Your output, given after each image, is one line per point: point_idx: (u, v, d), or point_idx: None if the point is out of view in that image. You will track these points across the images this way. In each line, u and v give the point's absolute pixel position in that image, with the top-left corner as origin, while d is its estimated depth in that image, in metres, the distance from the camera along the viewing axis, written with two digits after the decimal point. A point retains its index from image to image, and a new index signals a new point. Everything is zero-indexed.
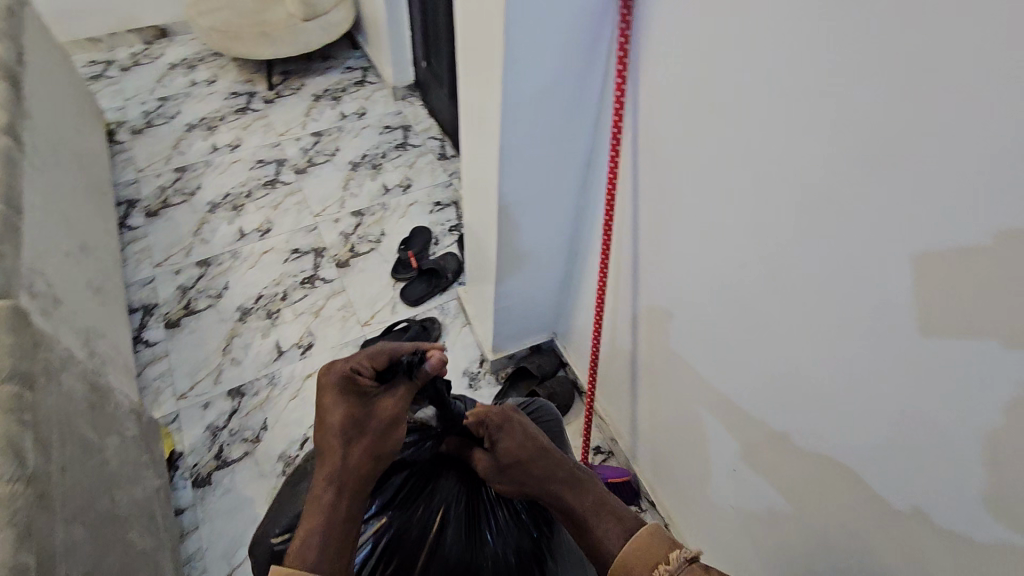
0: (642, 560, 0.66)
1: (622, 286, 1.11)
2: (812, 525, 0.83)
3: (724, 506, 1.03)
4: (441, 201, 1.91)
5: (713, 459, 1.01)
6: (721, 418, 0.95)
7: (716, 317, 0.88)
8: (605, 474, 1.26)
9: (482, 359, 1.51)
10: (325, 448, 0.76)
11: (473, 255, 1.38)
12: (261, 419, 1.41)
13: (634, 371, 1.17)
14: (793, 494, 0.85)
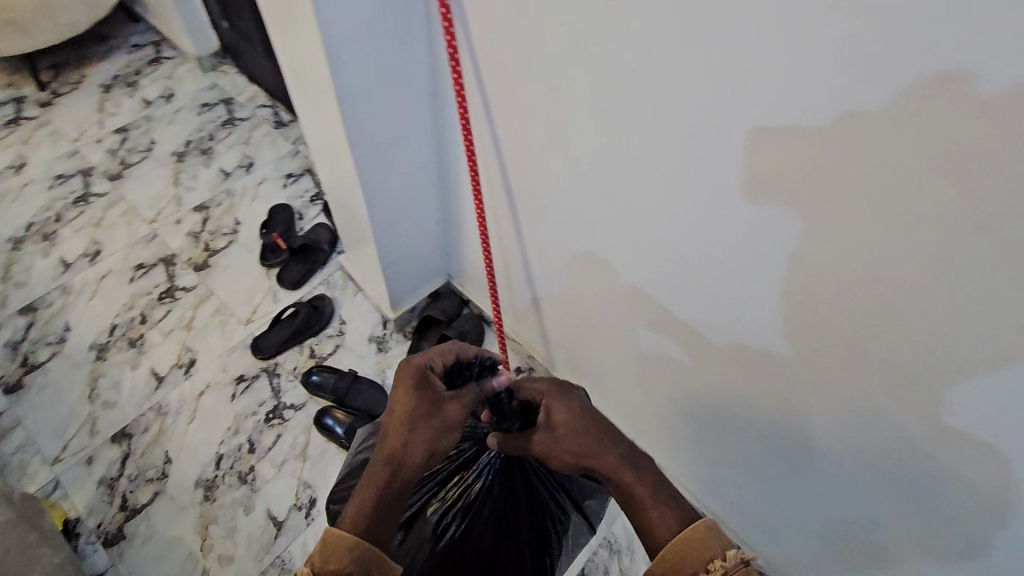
0: (690, 552, 0.57)
1: (500, 211, 1.11)
2: (716, 376, 0.91)
3: (641, 388, 1.11)
4: (292, 171, 1.75)
5: (624, 349, 1.08)
6: (621, 305, 1.00)
7: (593, 212, 0.90)
8: None
9: (385, 321, 1.46)
10: (389, 433, 0.70)
11: (343, 217, 1.30)
12: (162, 452, 1.28)
13: (532, 290, 1.20)
14: (692, 358, 0.93)
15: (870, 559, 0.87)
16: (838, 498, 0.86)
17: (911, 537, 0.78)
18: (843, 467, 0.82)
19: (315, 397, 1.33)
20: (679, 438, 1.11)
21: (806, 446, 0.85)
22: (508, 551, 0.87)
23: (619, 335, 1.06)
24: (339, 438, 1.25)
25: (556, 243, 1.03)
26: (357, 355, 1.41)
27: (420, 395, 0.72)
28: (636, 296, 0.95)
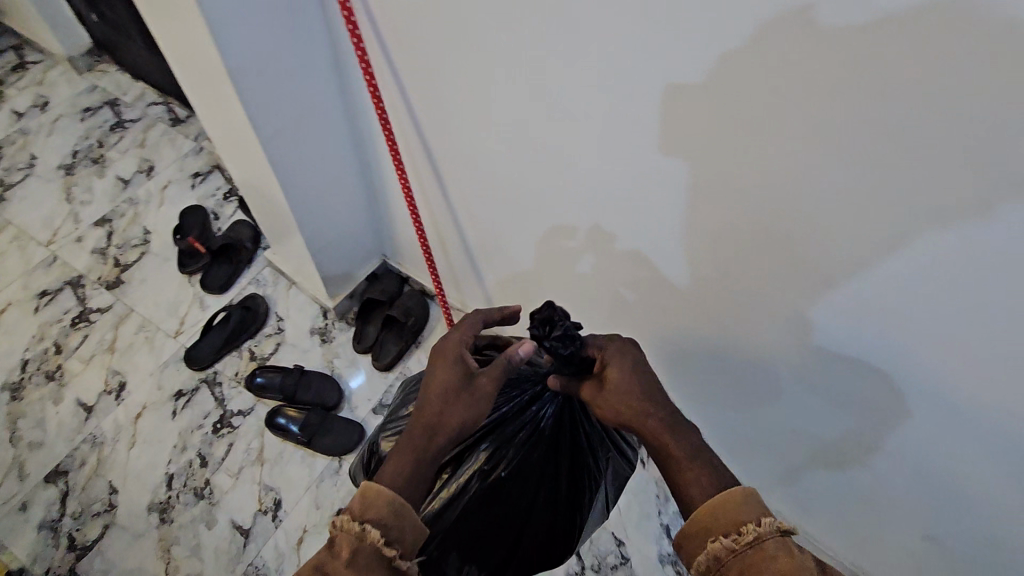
0: (723, 513, 0.58)
1: (425, 179, 1.08)
2: (657, 312, 0.94)
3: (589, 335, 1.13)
4: (199, 170, 1.64)
5: (568, 301, 1.09)
6: (557, 258, 1.01)
7: (517, 169, 0.89)
8: None
9: (325, 310, 1.41)
10: (427, 399, 0.70)
11: (262, 210, 1.23)
12: (105, 483, 1.20)
13: (471, 257, 1.20)
14: (631, 299, 0.96)
15: (813, 449, 0.96)
16: (779, 404, 0.92)
17: (845, 426, 0.86)
18: (779, 377, 0.87)
19: (263, 399, 1.28)
20: None
21: (745, 364, 0.90)
22: (545, 503, 0.84)
23: (561, 287, 1.07)
24: (295, 437, 1.21)
25: (485, 205, 1.02)
26: (301, 349, 1.37)
27: (458, 366, 0.72)
28: (572, 246, 0.96)
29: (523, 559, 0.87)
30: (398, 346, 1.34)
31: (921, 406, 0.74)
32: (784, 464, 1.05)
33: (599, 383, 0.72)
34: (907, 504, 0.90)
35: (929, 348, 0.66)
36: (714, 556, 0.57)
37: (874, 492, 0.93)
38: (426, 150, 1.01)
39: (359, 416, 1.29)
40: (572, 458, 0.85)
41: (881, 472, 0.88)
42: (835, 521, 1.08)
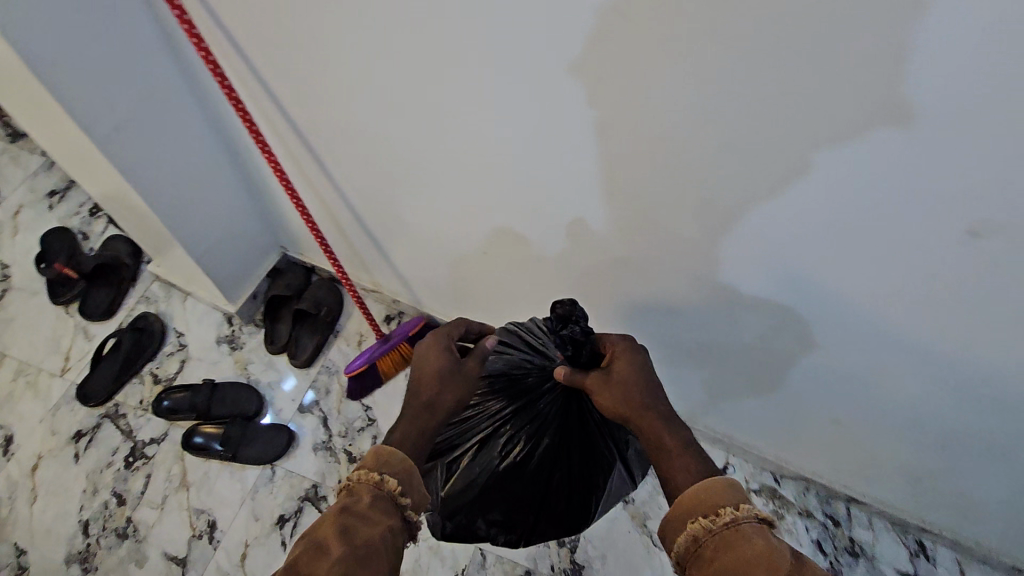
0: (704, 497, 0.64)
1: (304, 160, 1.01)
2: (563, 259, 0.94)
3: (504, 293, 1.12)
4: (53, 188, 1.46)
5: (477, 263, 1.07)
6: (457, 221, 0.98)
7: (396, 134, 0.85)
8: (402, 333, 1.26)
9: (230, 317, 1.32)
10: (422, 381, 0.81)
11: (130, 222, 1.11)
12: (11, 547, 1.09)
13: (372, 235, 1.15)
14: (536, 250, 0.95)
15: (725, 365, 1.00)
16: (691, 330, 0.95)
17: (749, 336, 0.90)
18: (685, 303, 0.90)
19: (176, 422, 1.20)
20: None
21: (652, 296, 0.92)
22: (560, 482, 0.92)
23: (468, 250, 1.05)
24: (219, 453, 1.14)
25: (373, 177, 0.97)
26: (210, 362, 1.28)
27: (447, 355, 0.84)
28: (468, 207, 0.93)
29: (541, 531, 0.95)
30: (315, 339, 1.28)
31: (807, 306, 0.78)
32: (704, 384, 1.10)
33: (606, 375, 0.79)
34: (811, 394, 0.97)
35: (805, 252, 0.70)
36: (693, 536, 0.62)
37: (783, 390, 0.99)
38: (296, 127, 0.94)
39: (286, 418, 1.23)
40: (585, 438, 0.91)
41: (786, 371, 0.94)
42: (756, 423, 1.16)
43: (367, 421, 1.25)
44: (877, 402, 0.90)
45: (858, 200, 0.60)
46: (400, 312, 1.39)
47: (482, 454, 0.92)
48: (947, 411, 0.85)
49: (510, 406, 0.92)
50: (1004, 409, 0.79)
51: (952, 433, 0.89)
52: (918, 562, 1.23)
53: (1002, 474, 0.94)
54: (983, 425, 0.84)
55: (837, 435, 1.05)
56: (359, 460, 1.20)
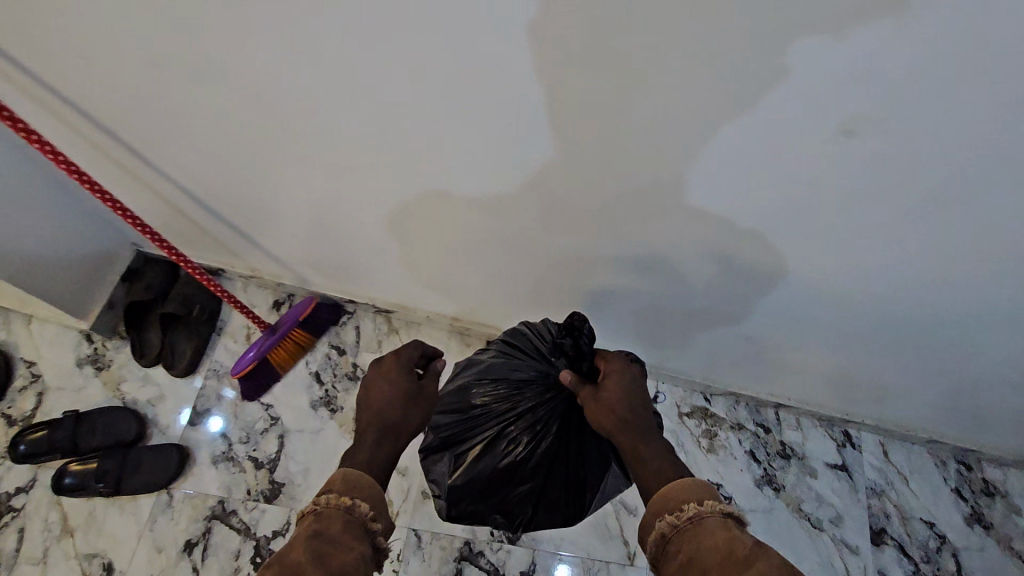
0: (673, 495, 0.74)
1: (116, 120, 0.85)
2: (442, 188, 0.86)
3: (395, 237, 1.02)
4: None
5: (358, 207, 0.96)
6: (318, 167, 0.87)
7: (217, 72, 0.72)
8: (289, 321, 1.13)
9: (88, 334, 1.15)
10: (375, 407, 0.90)
11: None
12: None
13: (237, 207, 1.02)
14: (412, 185, 0.87)
15: (637, 274, 0.96)
16: (587, 243, 0.91)
17: (654, 234, 0.85)
18: (582, 208, 0.83)
19: (44, 464, 1.05)
20: (452, 271, 1.08)
21: (539, 212, 0.86)
22: (557, 478, 0.97)
23: (341, 201, 0.95)
24: (98, 489, 1.01)
25: (203, 126, 0.83)
26: (73, 389, 1.11)
27: (403, 381, 0.94)
28: (321, 141, 0.81)
29: (534, 521, 1.01)
30: (193, 344, 1.13)
31: (700, 185, 0.73)
32: (621, 298, 1.05)
33: (596, 389, 0.87)
34: (727, 287, 0.94)
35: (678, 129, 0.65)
36: (662, 532, 0.72)
37: (698, 288, 0.96)
38: (89, 78, 0.77)
39: (175, 436, 1.10)
40: (584, 440, 0.96)
41: (698, 264, 0.90)
42: (679, 338, 1.13)
43: (271, 421, 1.13)
44: (787, 281, 0.88)
45: (716, 57, 0.56)
46: (289, 294, 1.23)
47: (488, 449, 0.95)
48: (854, 275, 0.84)
49: (518, 407, 0.95)
50: (903, 263, 0.78)
51: (860, 301, 0.89)
52: (845, 452, 1.26)
53: (908, 336, 0.96)
54: (887, 283, 0.84)
55: (755, 331, 1.04)
56: (266, 465, 1.10)
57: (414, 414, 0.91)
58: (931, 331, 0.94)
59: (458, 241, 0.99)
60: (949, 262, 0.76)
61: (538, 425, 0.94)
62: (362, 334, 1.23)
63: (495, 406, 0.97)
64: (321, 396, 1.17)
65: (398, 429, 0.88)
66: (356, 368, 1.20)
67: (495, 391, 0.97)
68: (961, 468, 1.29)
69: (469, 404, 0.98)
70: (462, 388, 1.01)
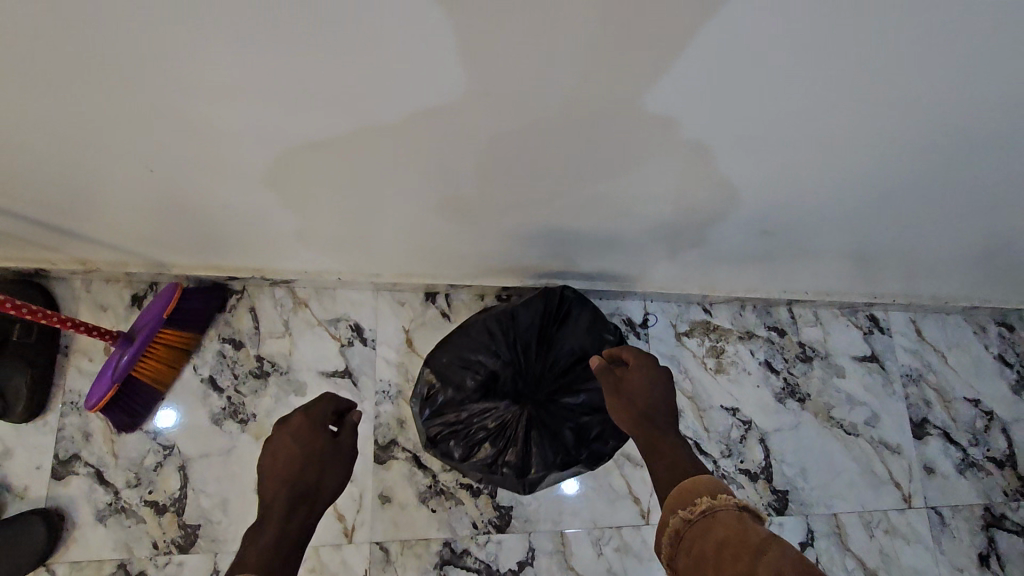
0: (689, 491, 0.54)
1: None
2: (297, 114, 0.54)
3: (253, 194, 0.70)
4: None
5: (167, 161, 0.62)
6: (103, 120, 0.54)
7: None
8: (152, 327, 0.83)
9: None
10: (275, 474, 0.65)
11: None
12: None
13: (24, 197, 0.69)
14: (255, 120, 0.55)
15: (610, 179, 0.68)
16: (533, 151, 0.62)
17: (617, 107, 0.55)
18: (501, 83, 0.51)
19: None
20: (360, 226, 0.78)
21: (454, 120, 0.56)
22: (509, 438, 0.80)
23: (163, 163, 0.62)
24: None
25: None
26: None
27: (313, 439, 0.69)
28: (14, 52, 0.45)
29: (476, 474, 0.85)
30: (27, 376, 0.83)
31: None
32: (583, 215, 0.77)
33: (618, 379, 0.71)
34: (726, 165, 0.66)
35: None
36: (675, 534, 0.51)
37: (684, 177, 0.68)
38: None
39: (39, 498, 0.83)
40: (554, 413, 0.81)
41: (688, 140, 0.61)
42: (665, 247, 0.87)
43: (164, 451, 0.87)
44: (808, 138, 0.62)
45: None
46: (149, 286, 0.93)
47: (457, 390, 0.81)
48: (905, 105, 0.57)
49: (501, 354, 0.81)
50: (979, 58, 0.52)
51: (907, 140, 0.63)
52: (873, 339, 1.07)
53: (959, 180, 0.72)
54: (957, 97, 0.57)
55: (764, 218, 0.79)
56: (171, 507, 0.85)
57: (332, 475, 0.66)
58: (992, 170, 0.70)
59: (340, 182, 0.67)
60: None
61: (513, 382, 0.80)
62: (262, 316, 0.95)
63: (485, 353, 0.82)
64: (224, 406, 0.90)
65: (314, 494, 0.64)
66: (262, 362, 0.93)
67: (469, 375, 0.81)
68: (1001, 332, 1.11)
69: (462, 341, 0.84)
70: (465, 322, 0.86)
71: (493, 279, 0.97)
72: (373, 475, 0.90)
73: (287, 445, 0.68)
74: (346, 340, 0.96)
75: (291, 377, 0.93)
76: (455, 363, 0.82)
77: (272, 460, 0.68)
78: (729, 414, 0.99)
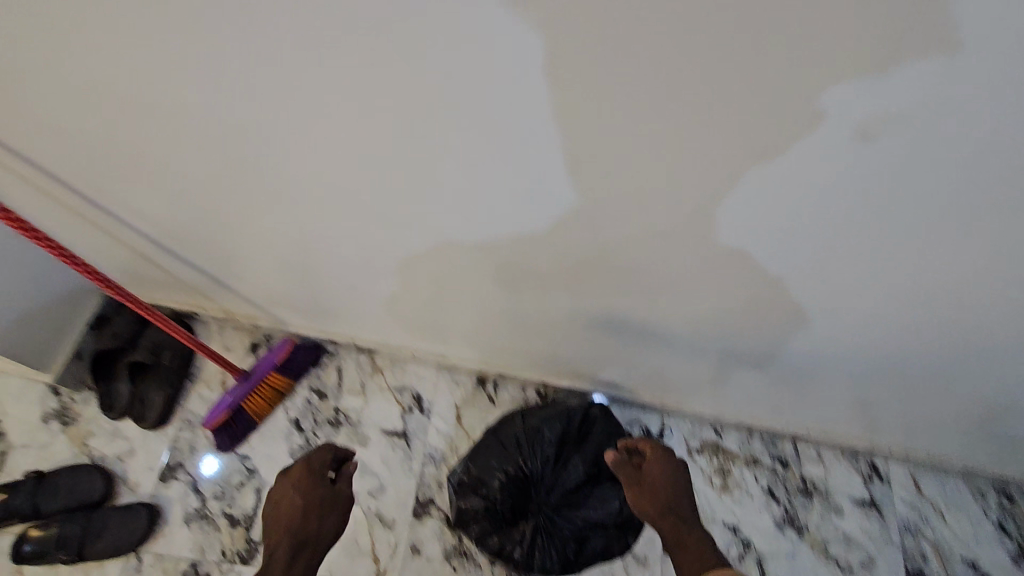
0: None
1: (32, 149, 0.75)
2: (425, 243, 0.79)
3: (373, 282, 0.95)
4: None
5: (324, 251, 0.88)
6: (297, 223, 0.81)
7: (185, 137, 0.67)
8: (265, 366, 1.07)
9: (56, 387, 1.08)
10: (283, 519, 0.82)
11: None
12: None
13: (214, 260, 0.97)
14: (395, 239, 0.80)
15: (640, 320, 0.87)
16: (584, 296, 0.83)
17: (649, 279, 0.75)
18: (570, 254, 0.73)
19: (4, 531, 0.98)
20: (444, 316, 1.01)
21: (527, 264, 0.78)
22: (520, 533, 0.91)
23: (321, 251, 0.88)
24: (59, 557, 0.94)
25: (158, 180, 0.77)
26: (38, 447, 1.05)
27: (315, 487, 0.86)
28: (269, 181, 0.72)
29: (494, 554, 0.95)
30: (164, 394, 1.06)
31: (699, 220, 0.62)
32: (618, 342, 0.96)
33: (638, 476, 0.83)
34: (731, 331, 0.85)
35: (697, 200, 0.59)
36: None
37: (700, 331, 0.87)
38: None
39: (145, 494, 1.03)
40: (560, 519, 0.91)
41: (701, 308, 0.80)
42: (685, 373, 1.04)
43: (247, 473, 1.06)
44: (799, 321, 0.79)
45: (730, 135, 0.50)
46: (265, 336, 1.17)
47: (485, 486, 0.93)
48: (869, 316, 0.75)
49: (524, 460, 0.93)
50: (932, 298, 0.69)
51: (878, 330, 0.79)
52: (873, 485, 1.16)
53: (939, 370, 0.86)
54: (914, 311, 0.73)
55: (767, 360, 0.94)
56: (244, 522, 1.02)
57: (331, 521, 0.83)
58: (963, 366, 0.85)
59: (437, 284, 0.91)
60: (981, 291, 0.66)
61: (530, 487, 0.92)
62: (345, 375, 1.16)
63: (512, 455, 0.94)
64: (301, 444, 1.09)
65: (314, 539, 0.81)
66: (338, 413, 1.13)
67: (495, 475, 0.92)
68: (1002, 501, 1.16)
69: (497, 442, 0.96)
70: (504, 422, 0.99)
71: (537, 373, 1.15)
72: (409, 527, 1.05)
73: (291, 493, 0.85)
74: (407, 407, 1.15)
75: (358, 429, 1.12)
76: (486, 461, 0.95)
77: (276, 504, 0.84)
78: (730, 531, 1.11)
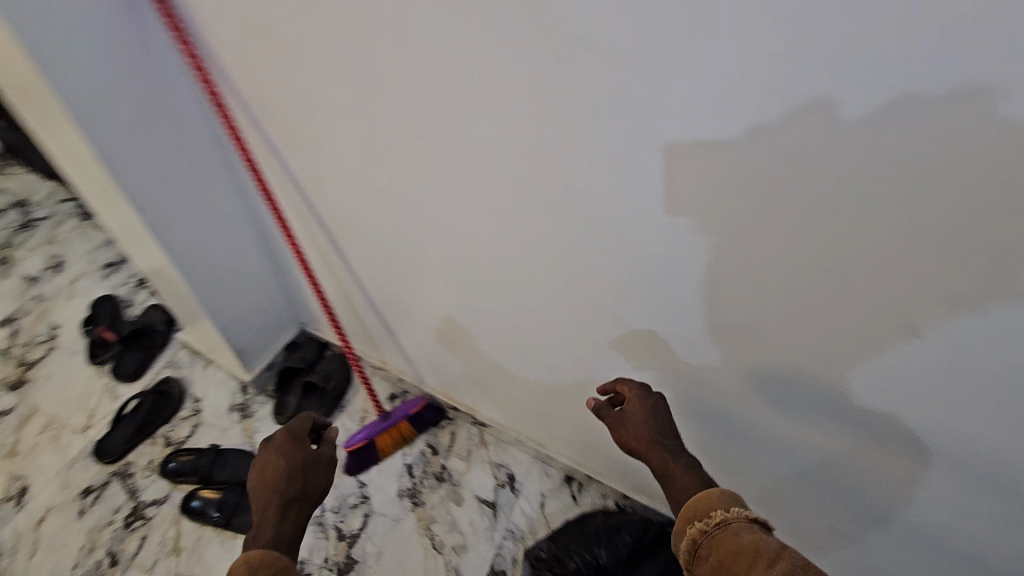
0: (700, 504, 0.67)
1: (315, 229, 1.10)
2: (564, 353, 1.00)
3: (508, 373, 1.17)
4: (110, 261, 1.64)
5: (481, 339, 1.13)
6: (471, 315, 1.08)
7: (423, 242, 0.97)
8: (402, 410, 1.30)
9: (245, 386, 1.39)
10: (268, 482, 0.88)
11: (178, 307, 1.25)
12: None
13: (397, 325, 1.27)
14: (540, 346, 1.03)
15: (725, 464, 1.00)
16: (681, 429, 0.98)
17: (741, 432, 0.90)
18: (681, 393, 0.91)
19: (178, 485, 1.24)
20: (555, 414, 1.20)
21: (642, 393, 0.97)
22: None
23: (478, 339, 1.13)
24: (213, 515, 1.18)
25: (388, 266, 1.08)
26: (219, 428, 1.33)
27: (296, 451, 0.93)
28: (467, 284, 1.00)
29: None
30: (319, 413, 1.32)
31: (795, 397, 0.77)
32: None
33: (619, 418, 0.85)
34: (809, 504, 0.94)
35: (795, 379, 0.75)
36: (692, 541, 0.65)
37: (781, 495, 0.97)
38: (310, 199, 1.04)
39: None
40: None
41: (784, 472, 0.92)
42: None
43: (361, 498, 1.28)
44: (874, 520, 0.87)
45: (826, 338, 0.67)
46: (404, 388, 1.43)
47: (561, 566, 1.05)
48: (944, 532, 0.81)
49: (603, 552, 1.04)
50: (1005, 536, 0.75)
51: (958, 546, 0.82)
52: None
53: None
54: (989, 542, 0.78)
55: (841, 548, 0.99)
56: (347, 538, 1.23)
57: (314, 482, 0.91)
58: None
59: (560, 388, 1.10)
60: None
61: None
62: (456, 441, 1.36)
63: (590, 545, 1.06)
64: (409, 487, 1.30)
65: (302, 499, 0.88)
66: (444, 470, 1.32)
67: (573, 559, 1.05)
68: None
69: (580, 531, 1.09)
70: (588, 516, 1.12)
71: (618, 486, 1.26)
72: None
73: (275, 456, 0.92)
74: (501, 482, 1.31)
75: (458, 489, 1.30)
76: (566, 545, 1.08)
77: (261, 467, 0.91)
78: None
